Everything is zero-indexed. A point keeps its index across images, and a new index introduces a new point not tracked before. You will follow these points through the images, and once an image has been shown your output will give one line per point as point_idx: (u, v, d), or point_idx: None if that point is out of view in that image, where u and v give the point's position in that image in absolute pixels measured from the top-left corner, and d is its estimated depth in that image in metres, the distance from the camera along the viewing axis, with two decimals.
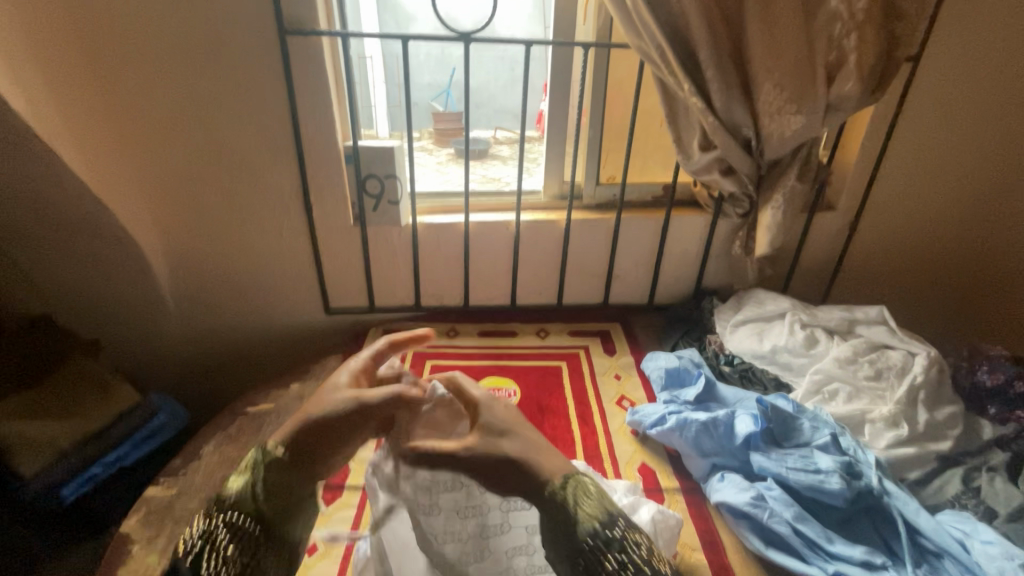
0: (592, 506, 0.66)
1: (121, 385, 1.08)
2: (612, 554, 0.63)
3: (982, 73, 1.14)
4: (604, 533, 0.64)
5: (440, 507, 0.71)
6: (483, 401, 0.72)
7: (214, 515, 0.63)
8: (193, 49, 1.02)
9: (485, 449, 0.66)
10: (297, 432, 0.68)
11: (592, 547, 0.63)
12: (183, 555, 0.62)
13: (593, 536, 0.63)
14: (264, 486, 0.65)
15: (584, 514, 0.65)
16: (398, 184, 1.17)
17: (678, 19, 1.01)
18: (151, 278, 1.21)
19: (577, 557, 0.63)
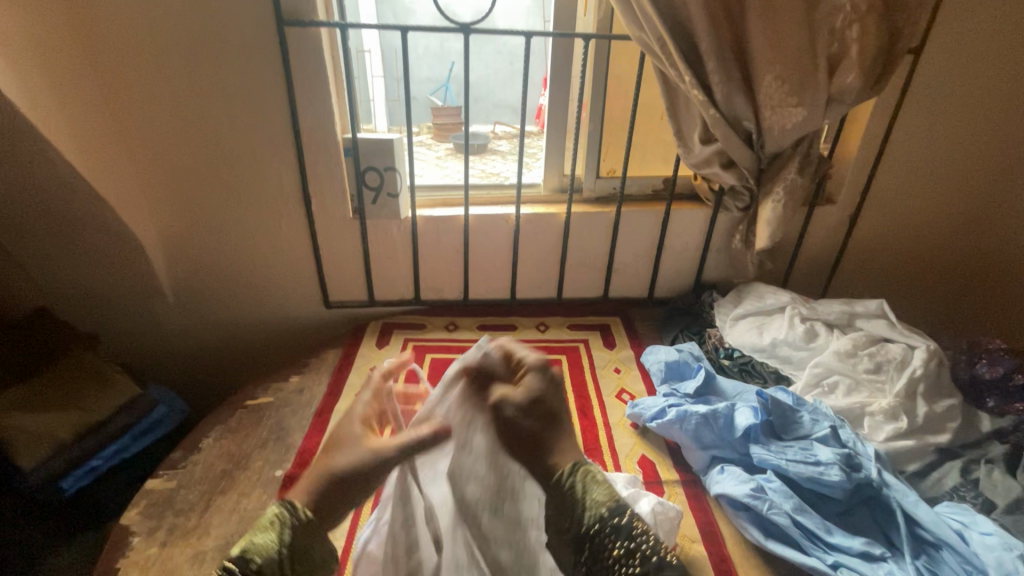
0: (599, 490, 0.58)
1: (121, 375, 1.08)
2: (619, 543, 0.55)
3: (983, 66, 1.14)
4: (612, 521, 0.56)
5: (475, 452, 0.67)
6: (534, 365, 0.66)
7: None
8: (190, 40, 1.01)
9: (514, 409, 0.64)
10: (325, 496, 0.59)
11: (598, 535, 0.56)
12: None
13: (600, 522, 0.56)
14: (297, 549, 0.56)
15: (592, 497, 0.57)
16: (397, 177, 1.17)
17: (679, 11, 1.00)
18: (149, 271, 1.20)
19: (584, 544, 0.56)
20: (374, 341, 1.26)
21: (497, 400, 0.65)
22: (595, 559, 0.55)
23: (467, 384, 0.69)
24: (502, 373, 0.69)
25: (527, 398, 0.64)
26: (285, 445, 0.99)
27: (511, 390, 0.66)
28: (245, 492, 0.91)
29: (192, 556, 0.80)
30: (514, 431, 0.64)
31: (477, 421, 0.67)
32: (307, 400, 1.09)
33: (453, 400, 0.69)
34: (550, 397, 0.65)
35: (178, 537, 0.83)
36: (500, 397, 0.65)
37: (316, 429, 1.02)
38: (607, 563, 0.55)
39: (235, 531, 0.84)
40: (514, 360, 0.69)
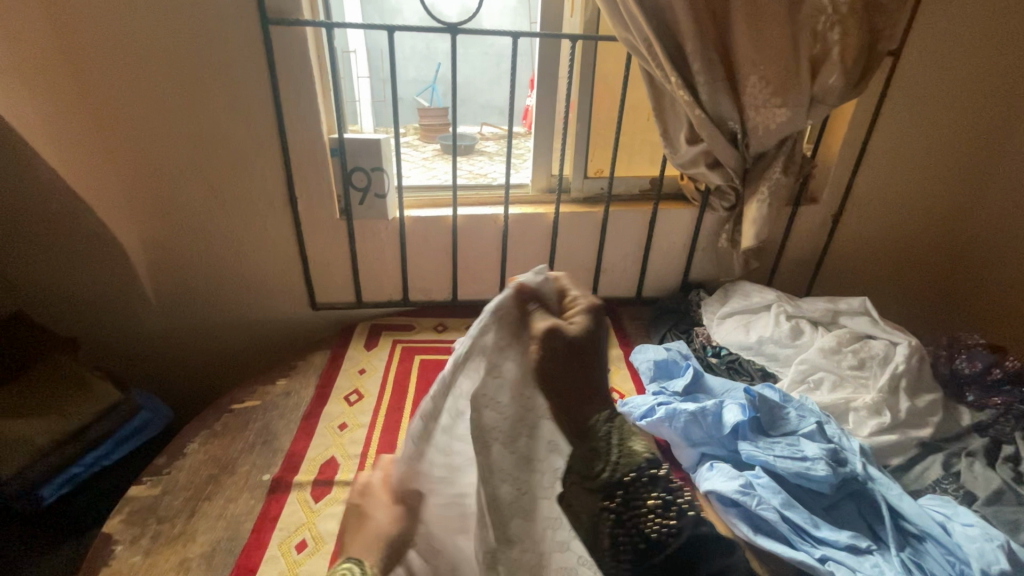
0: (640, 441, 0.59)
1: (100, 381, 1.06)
2: (658, 495, 0.56)
3: (960, 67, 1.17)
4: (652, 471, 0.57)
5: (505, 378, 0.64)
6: (587, 306, 0.63)
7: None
8: (172, 37, 0.99)
9: (565, 340, 0.60)
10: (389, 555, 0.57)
11: (635, 483, 0.56)
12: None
13: (639, 471, 0.57)
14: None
15: (632, 445, 0.59)
16: (385, 177, 1.16)
17: (666, 11, 1.01)
18: (130, 273, 1.18)
19: (618, 489, 0.56)
20: (363, 342, 1.25)
21: (546, 330, 0.61)
22: (626, 506, 0.56)
23: (515, 306, 0.64)
24: (548, 304, 0.65)
25: (579, 334, 0.61)
26: (272, 449, 0.98)
27: (567, 322, 0.62)
28: (232, 497, 0.89)
29: (177, 564, 0.79)
30: (558, 366, 0.60)
31: (511, 348, 0.64)
32: (295, 403, 1.08)
33: (496, 321, 0.64)
34: (599, 336, 0.62)
35: (163, 544, 0.81)
36: (552, 325, 0.61)
37: (304, 432, 1.01)
38: (642, 513, 0.55)
39: (222, 537, 0.83)
40: (567, 299, 0.65)
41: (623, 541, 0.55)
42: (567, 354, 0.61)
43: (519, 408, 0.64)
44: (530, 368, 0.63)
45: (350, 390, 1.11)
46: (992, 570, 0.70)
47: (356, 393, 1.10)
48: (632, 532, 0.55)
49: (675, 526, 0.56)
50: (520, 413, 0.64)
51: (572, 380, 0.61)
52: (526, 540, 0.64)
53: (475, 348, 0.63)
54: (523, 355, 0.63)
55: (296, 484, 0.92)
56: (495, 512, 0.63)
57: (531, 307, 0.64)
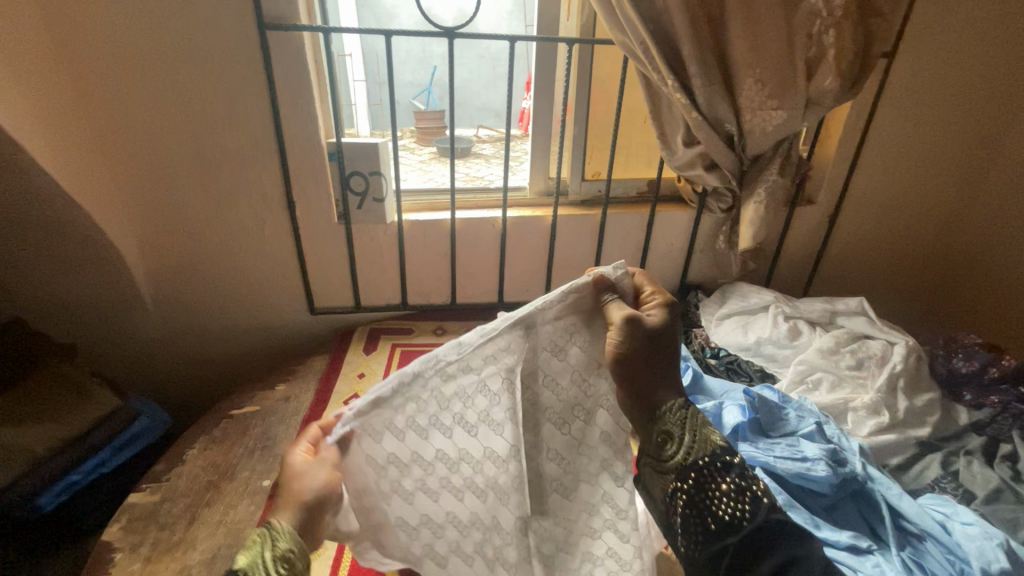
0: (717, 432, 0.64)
1: (100, 389, 1.06)
2: (730, 479, 0.60)
3: (952, 69, 1.18)
4: (725, 458, 0.62)
5: (569, 361, 0.67)
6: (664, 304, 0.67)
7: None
8: (168, 41, 0.99)
9: (641, 332, 0.64)
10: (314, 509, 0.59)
11: (707, 467, 0.61)
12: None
13: (712, 456, 0.62)
14: (292, 559, 0.55)
15: (707, 435, 0.63)
16: (383, 181, 1.17)
17: (661, 15, 1.01)
18: (128, 280, 1.17)
19: (692, 472, 0.61)
20: (362, 346, 1.25)
21: (624, 320, 0.64)
22: (699, 488, 0.61)
23: (593, 295, 0.67)
24: (625, 297, 0.68)
25: (657, 328, 0.65)
26: (272, 455, 0.97)
27: (646, 315, 0.66)
28: (232, 503, 0.89)
29: (178, 571, 0.78)
30: (631, 356, 0.64)
31: (580, 333, 0.67)
32: (294, 408, 1.08)
33: (570, 305, 0.66)
34: (672, 330, 0.66)
35: (163, 552, 0.81)
36: (631, 315, 0.64)
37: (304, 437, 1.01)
38: (712, 495, 0.60)
39: (222, 544, 0.83)
40: (642, 296, 0.69)
41: (694, 520, 0.60)
42: (639, 344, 0.64)
43: (580, 392, 0.68)
44: (596, 354, 0.68)
45: (350, 395, 1.11)
46: (992, 569, 0.70)
47: (356, 398, 1.10)
48: (703, 511, 0.60)
49: (749, 512, 0.59)
50: (581, 399, 0.69)
51: (644, 366, 0.65)
52: (560, 512, 0.70)
53: (543, 331, 0.66)
54: (591, 342, 0.67)
55: None
56: (536, 484, 0.68)
57: (609, 298, 0.67)
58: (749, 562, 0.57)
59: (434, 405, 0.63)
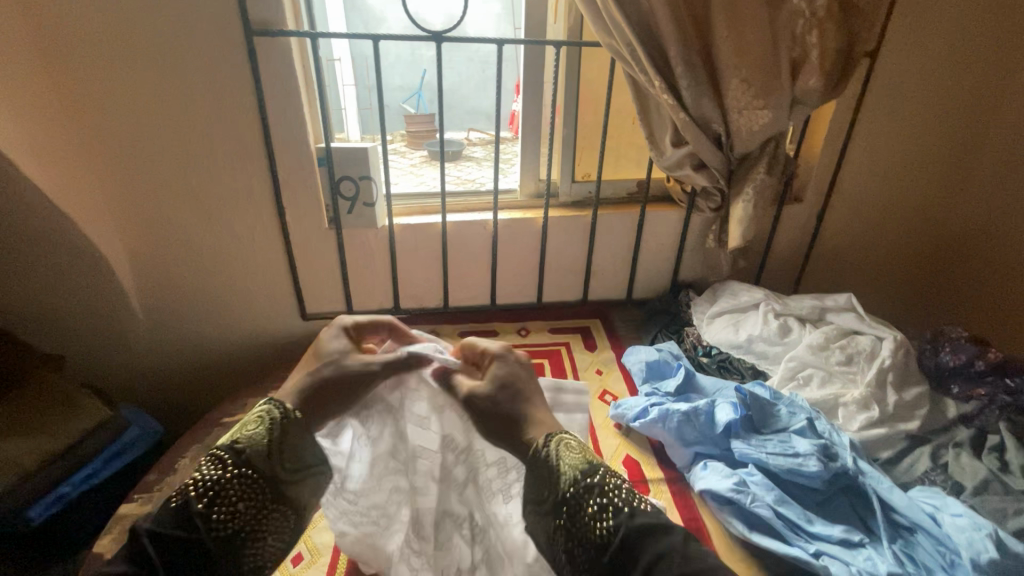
0: (576, 453, 0.62)
1: (88, 399, 1.04)
2: (592, 498, 0.57)
3: (934, 67, 1.20)
4: (584, 480, 0.59)
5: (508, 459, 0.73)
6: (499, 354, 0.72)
7: (231, 465, 0.59)
8: (154, 48, 0.98)
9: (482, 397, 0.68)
10: (305, 392, 0.67)
11: (569, 495, 0.59)
12: (193, 502, 0.56)
13: (571, 483, 0.59)
14: (298, 458, 0.63)
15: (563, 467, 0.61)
16: (373, 186, 1.17)
17: (648, 17, 1.02)
18: (119, 290, 1.16)
19: (561, 508, 0.59)
20: None
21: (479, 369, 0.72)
22: (571, 520, 0.58)
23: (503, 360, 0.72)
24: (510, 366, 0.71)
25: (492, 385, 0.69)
26: None
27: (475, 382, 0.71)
28: None
29: None
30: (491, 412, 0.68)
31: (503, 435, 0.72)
32: None
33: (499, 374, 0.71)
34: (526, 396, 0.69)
35: None
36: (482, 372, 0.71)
37: None
38: (581, 520, 0.57)
39: None
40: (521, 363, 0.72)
41: (575, 554, 0.56)
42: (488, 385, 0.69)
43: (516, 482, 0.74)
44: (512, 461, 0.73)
45: None
46: (982, 559, 0.71)
47: None
48: (578, 541, 0.56)
49: (613, 526, 0.55)
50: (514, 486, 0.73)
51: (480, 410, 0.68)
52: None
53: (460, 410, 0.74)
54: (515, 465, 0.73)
55: None
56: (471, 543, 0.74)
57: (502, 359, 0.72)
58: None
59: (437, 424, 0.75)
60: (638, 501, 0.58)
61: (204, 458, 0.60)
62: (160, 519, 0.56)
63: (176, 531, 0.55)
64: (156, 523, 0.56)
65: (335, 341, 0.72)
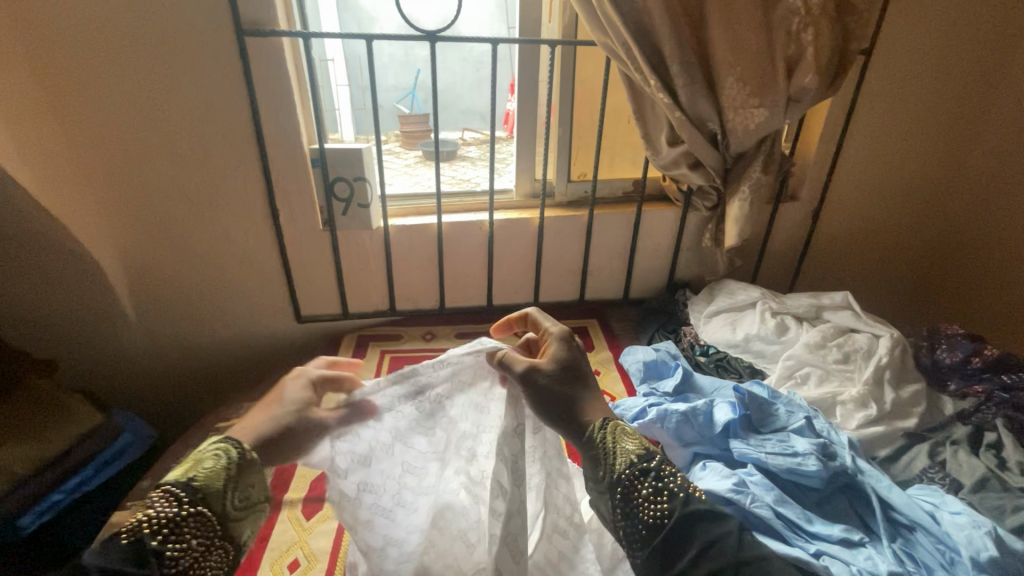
0: (633, 443, 0.69)
1: (80, 405, 1.03)
2: (648, 482, 0.65)
3: (928, 64, 1.20)
4: (640, 464, 0.66)
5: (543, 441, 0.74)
6: (557, 335, 0.77)
7: (186, 504, 0.56)
8: (143, 48, 0.97)
9: (545, 376, 0.71)
10: (264, 436, 0.64)
11: (629, 476, 0.66)
12: (146, 540, 0.54)
13: (632, 466, 0.66)
14: (250, 495, 0.61)
15: (618, 453, 0.68)
16: (367, 187, 1.16)
17: (642, 16, 1.02)
18: (110, 293, 1.15)
19: (617, 489, 0.66)
20: (350, 354, 1.24)
21: (526, 368, 0.71)
22: (627, 501, 0.65)
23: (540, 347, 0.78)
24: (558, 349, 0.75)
25: (556, 364, 0.73)
26: None
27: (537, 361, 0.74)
28: None
29: None
30: (550, 396, 0.71)
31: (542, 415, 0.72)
32: None
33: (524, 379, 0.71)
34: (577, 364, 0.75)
35: None
36: (530, 365, 0.71)
37: None
38: (637, 501, 0.64)
39: None
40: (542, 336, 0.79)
41: (631, 531, 0.64)
42: (552, 364, 0.73)
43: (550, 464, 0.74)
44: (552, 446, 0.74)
45: None
46: (982, 557, 0.70)
47: None
48: (632, 520, 0.64)
49: (668, 509, 0.63)
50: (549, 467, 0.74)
51: (550, 397, 0.71)
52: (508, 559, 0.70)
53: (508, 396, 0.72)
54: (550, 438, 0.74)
55: (286, 502, 0.90)
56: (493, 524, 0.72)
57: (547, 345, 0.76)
58: (681, 556, 0.60)
59: (489, 408, 0.74)
60: (691, 490, 0.65)
61: (154, 492, 0.57)
62: (110, 553, 0.54)
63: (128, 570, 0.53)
64: (108, 559, 0.54)
65: (294, 394, 0.69)
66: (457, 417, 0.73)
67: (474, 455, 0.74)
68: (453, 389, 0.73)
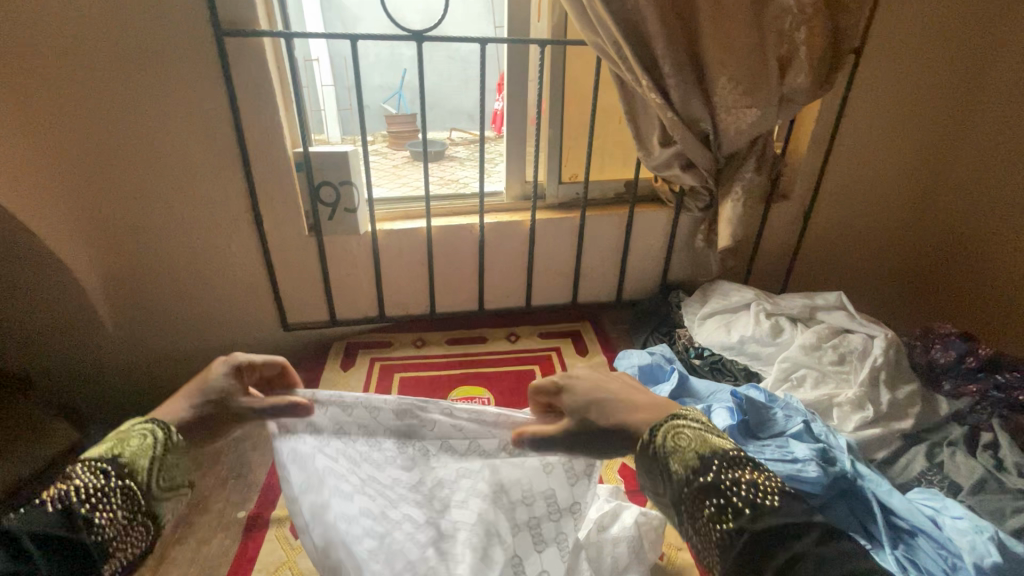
0: (688, 445, 0.57)
1: (57, 424, 1.00)
2: (707, 499, 0.53)
3: (917, 61, 1.20)
4: (697, 478, 0.54)
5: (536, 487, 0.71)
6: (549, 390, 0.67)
7: (116, 478, 0.53)
8: (116, 49, 0.93)
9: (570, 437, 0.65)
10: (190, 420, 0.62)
11: (687, 493, 0.54)
12: (75, 509, 0.50)
13: (688, 478, 0.55)
14: (173, 478, 0.58)
15: (674, 463, 0.56)
16: (354, 191, 1.13)
17: (634, 15, 1.00)
18: (85, 303, 1.10)
19: (680, 506, 0.55)
20: (339, 363, 1.21)
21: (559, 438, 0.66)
22: (693, 520, 0.54)
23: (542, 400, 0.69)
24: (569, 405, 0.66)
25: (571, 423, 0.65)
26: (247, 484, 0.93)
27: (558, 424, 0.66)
28: (206, 538, 0.85)
29: None
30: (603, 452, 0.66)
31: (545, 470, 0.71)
32: None
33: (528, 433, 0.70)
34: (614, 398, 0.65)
35: None
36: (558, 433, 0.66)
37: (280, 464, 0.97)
38: (702, 521, 0.53)
39: None
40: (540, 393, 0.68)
41: (705, 553, 0.53)
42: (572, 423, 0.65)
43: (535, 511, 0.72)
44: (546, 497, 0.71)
45: None
46: (985, 563, 0.69)
47: None
48: (702, 540, 0.53)
49: (736, 529, 0.50)
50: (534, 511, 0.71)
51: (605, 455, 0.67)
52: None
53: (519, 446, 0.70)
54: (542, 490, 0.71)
55: (274, 519, 0.87)
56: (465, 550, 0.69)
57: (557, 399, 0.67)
58: None
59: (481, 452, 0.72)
60: (761, 497, 0.51)
61: (77, 464, 0.53)
62: (24, 518, 0.48)
63: (58, 537, 0.48)
64: (32, 525, 0.48)
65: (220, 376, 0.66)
66: (442, 456, 0.72)
67: (445, 507, 0.71)
68: (456, 434, 0.71)
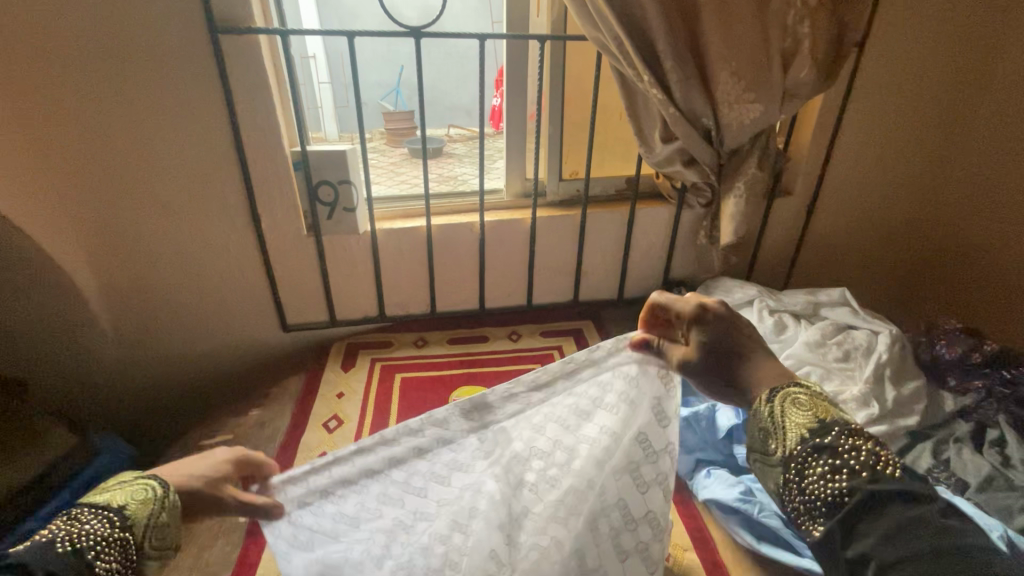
0: (804, 414, 0.68)
1: (54, 426, 0.98)
2: (821, 461, 0.64)
3: (922, 54, 1.19)
4: (813, 440, 0.66)
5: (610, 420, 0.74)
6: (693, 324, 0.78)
7: (120, 527, 0.59)
8: (109, 48, 0.91)
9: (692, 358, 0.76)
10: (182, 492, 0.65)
11: (801, 454, 0.66)
12: (82, 552, 0.56)
13: (805, 443, 0.66)
14: (167, 539, 0.62)
15: (790, 426, 0.68)
16: (353, 190, 1.12)
17: (635, 10, 0.98)
18: (82, 307, 1.09)
19: (790, 463, 0.67)
20: (340, 364, 1.20)
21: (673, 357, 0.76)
22: (802, 474, 0.65)
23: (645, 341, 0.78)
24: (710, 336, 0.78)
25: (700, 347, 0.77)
26: None
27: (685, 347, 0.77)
28: (207, 543, 0.84)
29: None
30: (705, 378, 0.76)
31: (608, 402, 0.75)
32: (270, 434, 1.03)
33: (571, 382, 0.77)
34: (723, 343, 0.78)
35: None
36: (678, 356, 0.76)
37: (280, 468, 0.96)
38: (809, 475, 0.64)
39: None
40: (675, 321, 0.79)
41: (809, 505, 0.64)
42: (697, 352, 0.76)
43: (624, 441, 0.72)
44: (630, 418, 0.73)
45: (329, 416, 1.07)
46: None
47: (336, 420, 1.06)
48: (809, 494, 0.64)
49: (849, 487, 0.61)
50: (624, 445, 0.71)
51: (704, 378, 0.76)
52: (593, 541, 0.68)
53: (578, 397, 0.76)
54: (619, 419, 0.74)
55: None
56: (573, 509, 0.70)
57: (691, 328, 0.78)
58: (860, 539, 0.59)
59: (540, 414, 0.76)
60: (879, 464, 0.62)
61: (92, 510, 0.59)
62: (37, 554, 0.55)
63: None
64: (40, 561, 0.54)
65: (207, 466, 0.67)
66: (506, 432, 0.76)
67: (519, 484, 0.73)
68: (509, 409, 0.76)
